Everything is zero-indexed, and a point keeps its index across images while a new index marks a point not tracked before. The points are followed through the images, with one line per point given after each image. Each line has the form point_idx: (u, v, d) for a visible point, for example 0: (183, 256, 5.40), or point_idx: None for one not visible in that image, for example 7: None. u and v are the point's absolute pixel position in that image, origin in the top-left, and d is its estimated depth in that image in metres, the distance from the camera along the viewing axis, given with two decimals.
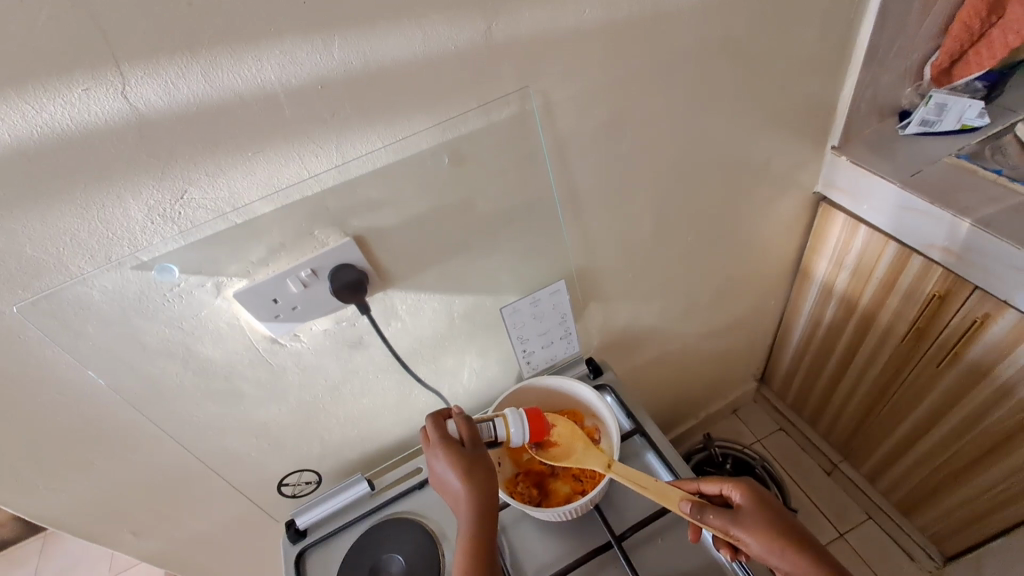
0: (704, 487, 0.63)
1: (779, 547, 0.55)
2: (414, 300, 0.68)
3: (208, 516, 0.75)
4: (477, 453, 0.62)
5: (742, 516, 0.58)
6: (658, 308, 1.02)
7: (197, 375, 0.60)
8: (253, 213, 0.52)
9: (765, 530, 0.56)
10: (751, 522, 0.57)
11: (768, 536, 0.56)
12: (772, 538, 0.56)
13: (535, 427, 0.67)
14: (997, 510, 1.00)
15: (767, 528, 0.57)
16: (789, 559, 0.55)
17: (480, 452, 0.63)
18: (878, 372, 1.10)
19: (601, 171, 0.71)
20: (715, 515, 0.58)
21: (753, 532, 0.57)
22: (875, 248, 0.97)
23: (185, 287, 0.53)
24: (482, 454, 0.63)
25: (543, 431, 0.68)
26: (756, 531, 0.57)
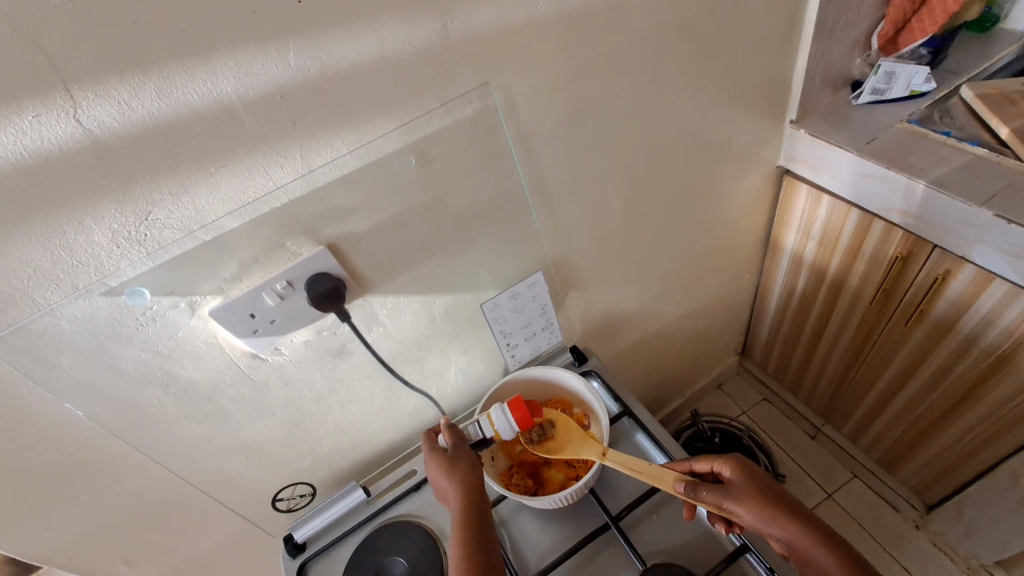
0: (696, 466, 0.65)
1: (772, 515, 0.57)
2: (394, 304, 0.68)
3: (203, 538, 0.74)
4: (458, 449, 0.66)
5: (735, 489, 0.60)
6: (637, 291, 1.03)
7: (177, 399, 0.59)
8: (221, 229, 0.51)
9: (757, 500, 0.58)
10: (743, 492, 0.59)
11: (759, 507, 0.58)
12: (764, 507, 0.58)
13: (517, 416, 0.67)
14: (969, 457, 1.05)
15: (758, 498, 0.58)
16: (782, 526, 0.56)
17: (461, 447, 0.66)
18: (851, 335, 1.14)
19: (569, 161, 0.72)
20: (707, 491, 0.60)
21: (746, 504, 0.58)
22: (839, 216, 1.00)
23: (158, 309, 0.52)
24: (464, 448, 0.66)
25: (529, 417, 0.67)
26: (747, 503, 0.59)
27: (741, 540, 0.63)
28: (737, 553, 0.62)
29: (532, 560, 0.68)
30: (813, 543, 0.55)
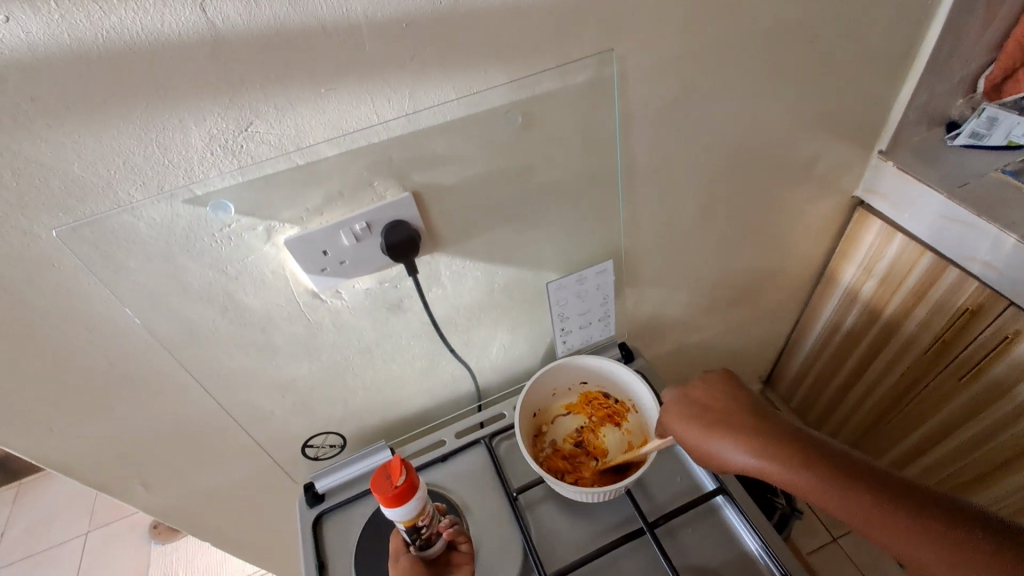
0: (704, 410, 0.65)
1: (844, 494, 0.52)
2: (458, 267, 0.65)
3: (223, 472, 0.73)
4: (395, 567, 0.61)
5: (793, 457, 0.56)
6: (688, 300, 1.00)
7: (232, 324, 0.57)
8: (316, 155, 0.49)
9: (823, 475, 0.53)
10: (804, 466, 0.55)
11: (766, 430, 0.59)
12: (831, 483, 0.53)
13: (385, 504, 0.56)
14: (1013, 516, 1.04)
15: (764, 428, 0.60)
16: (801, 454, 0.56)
17: (397, 561, 0.62)
18: (894, 381, 1.11)
19: (660, 151, 0.69)
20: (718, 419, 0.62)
21: (809, 477, 0.54)
22: (909, 257, 0.96)
23: (236, 229, 0.50)
24: (401, 564, 0.61)
25: (399, 500, 0.56)
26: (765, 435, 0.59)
27: (781, 570, 0.61)
28: None
29: (557, 552, 0.66)
30: (896, 527, 0.49)
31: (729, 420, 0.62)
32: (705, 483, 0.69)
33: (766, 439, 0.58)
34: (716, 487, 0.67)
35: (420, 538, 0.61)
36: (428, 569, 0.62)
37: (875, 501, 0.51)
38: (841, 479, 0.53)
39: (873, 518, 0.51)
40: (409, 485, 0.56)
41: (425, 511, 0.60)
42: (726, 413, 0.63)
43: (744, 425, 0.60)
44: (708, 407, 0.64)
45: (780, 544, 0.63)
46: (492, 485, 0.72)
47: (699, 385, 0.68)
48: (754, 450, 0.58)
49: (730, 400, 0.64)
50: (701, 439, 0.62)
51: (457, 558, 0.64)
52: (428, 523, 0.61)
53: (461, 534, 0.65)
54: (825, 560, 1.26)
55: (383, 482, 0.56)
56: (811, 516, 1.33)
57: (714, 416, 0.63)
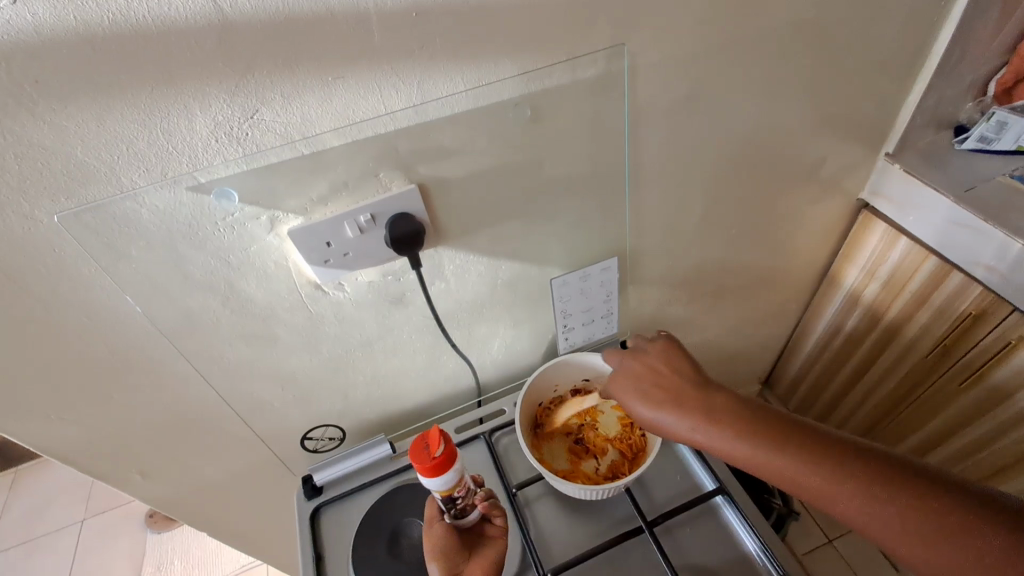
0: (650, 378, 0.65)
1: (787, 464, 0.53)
2: (462, 262, 0.65)
3: (221, 463, 0.72)
4: (428, 534, 0.61)
5: (737, 428, 0.56)
6: (690, 299, 1.00)
7: (233, 314, 0.56)
8: (322, 145, 0.48)
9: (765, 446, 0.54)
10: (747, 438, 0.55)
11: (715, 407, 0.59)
12: (786, 459, 0.53)
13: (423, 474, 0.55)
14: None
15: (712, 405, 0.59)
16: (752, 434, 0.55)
17: (431, 528, 0.61)
18: (893, 384, 1.11)
19: (668, 148, 0.68)
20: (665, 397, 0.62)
21: (751, 448, 0.55)
22: (913, 261, 0.95)
23: (240, 218, 0.49)
24: (434, 530, 0.61)
25: (437, 470, 0.55)
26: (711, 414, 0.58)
27: (779, 571, 0.61)
28: None
29: (555, 549, 0.66)
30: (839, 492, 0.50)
31: (677, 394, 0.62)
32: (705, 483, 0.69)
33: (712, 411, 0.59)
34: (715, 487, 0.67)
35: (454, 507, 0.61)
36: (461, 539, 0.61)
37: (815, 466, 0.52)
38: (782, 449, 0.53)
39: (815, 485, 0.51)
40: (448, 456, 0.55)
41: (462, 482, 0.60)
42: (674, 386, 0.62)
43: (692, 398, 0.61)
44: (657, 379, 0.64)
45: (779, 545, 0.62)
46: (491, 480, 0.72)
47: (645, 355, 0.68)
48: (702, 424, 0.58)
49: (676, 368, 0.64)
50: (654, 415, 0.62)
51: (491, 531, 0.63)
52: (463, 494, 0.61)
53: (495, 508, 0.64)
54: (819, 561, 1.26)
55: (422, 451, 0.55)
56: (806, 518, 1.33)
57: (660, 391, 0.63)
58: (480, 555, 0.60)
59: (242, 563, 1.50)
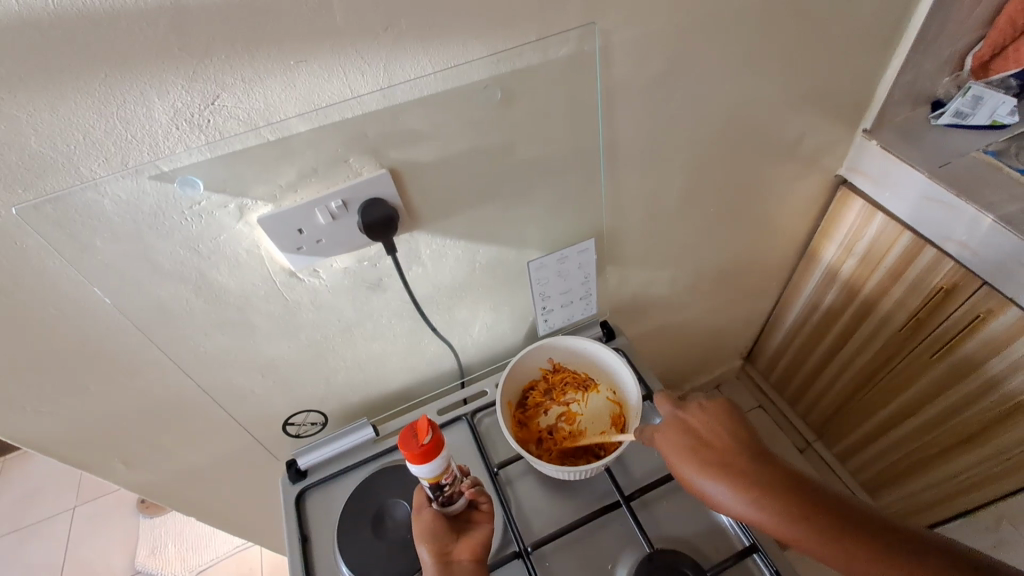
0: (681, 427, 0.62)
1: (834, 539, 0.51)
2: (439, 245, 0.64)
3: (206, 450, 0.73)
4: (417, 519, 0.61)
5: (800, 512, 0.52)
6: (671, 278, 1.00)
7: (207, 305, 0.56)
8: (289, 130, 0.48)
9: (810, 526, 0.52)
10: (808, 525, 0.52)
11: (749, 480, 0.55)
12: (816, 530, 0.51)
13: (415, 462, 0.56)
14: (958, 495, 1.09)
15: (750, 480, 0.55)
16: (784, 514, 0.52)
17: (419, 513, 0.62)
18: (868, 357, 1.14)
19: (643, 129, 0.68)
20: (696, 460, 0.58)
21: (789, 520, 0.52)
22: (888, 237, 0.97)
23: (207, 207, 0.49)
24: (422, 517, 0.61)
25: (427, 456, 0.55)
26: (743, 486, 0.55)
27: (750, 540, 0.63)
28: (744, 552, 0.62)
29: (536, 525, 0.68)
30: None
31: (733, 464, 0.57)
32: None
33: (756, 485, 0.54)
34: None
35: (442, 496, 0.61)
36: (450, 524, 0.62)
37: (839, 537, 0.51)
38: (822, 524, 0.52)
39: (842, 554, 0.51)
40: (435, 443, 0.55)
41: (449, 468, 0.60)
42: (725, 448, 0.58)
43: (730, 465, 0.56)
44: (704, 441, 0.60)
45: None
46: (473, 460, 0.73)
47: (687, 414, 0.63)
48: (764, 504, 0.53)
49: (729, 432, 0.60)
50: (704, 482, 0.57)
51: (477, 517, 0.64)
52: (451, 482, 0.61)
53: (482, 493, 0.65)
54: None
55: (411, 439, 0.55)
56: None
57: (716, 457, 0.57)
58: (468, 537, 0.61)
59: (236, 543, 1.52)
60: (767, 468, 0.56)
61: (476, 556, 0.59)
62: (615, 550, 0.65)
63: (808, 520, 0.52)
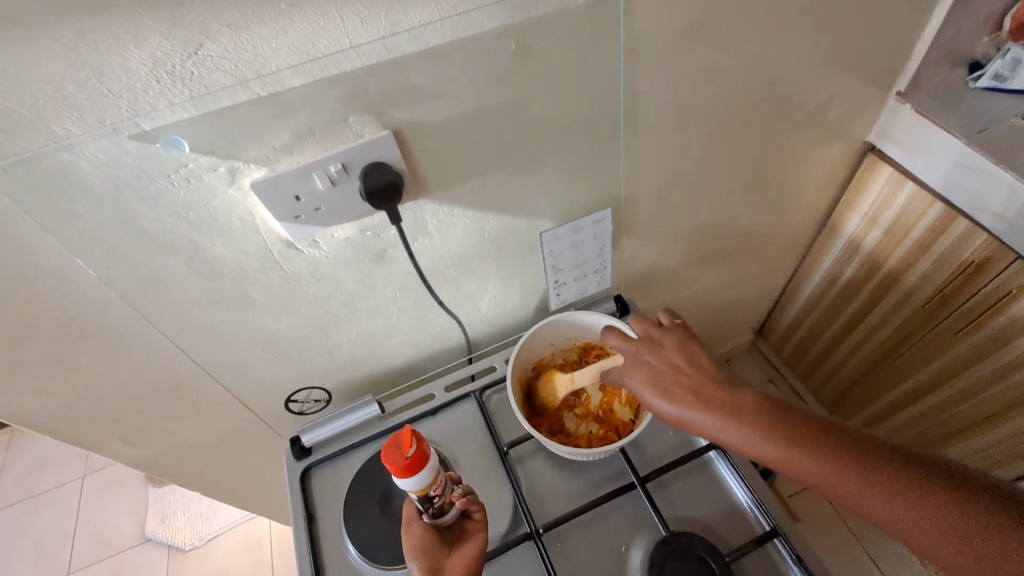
0: (640, 353, 0.61)
1: (795, 454, 0.49)
2: (447, 215, 0.61)
3: (208, 425, 0.71)
4: (408, 534, 0.59)
5: (774, 431, 0.50)
6: (687, 250, 0.96)
7: (201, 277, 0.53)
8: (282, 85, 0.43)
9: (762, 439, 0.50)
10: (772, 437, 0.50)
11: (701, 402, 0.54)
12: (775, 445, 0.50)
13: (401, 476, 0.55)
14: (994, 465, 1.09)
15: (701, 401, 0.54)
16: (740, 432, 0.51)
17: (410, 528, 0.59)
18: (887, 333, 1.10)
19: (665, 89, 0.63)
20: (648, 383, 0.58)
21: (750, 434, 0.51)
22: (917, 208, 0.92)
23: (195, 170, 0.45)
24: (412, 530, 0.59)
25: (412, 469, 0.54)
26: (700, 408, 0.54)
27: (771, 525, 0.61)
28: (766, 537, 0.60)
29: (548, 504, 0.66)
30: (868, 488, 0.45)
31: (698, 389, 0.55)
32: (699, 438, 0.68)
33: (711, 406, 0.54)
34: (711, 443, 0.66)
35: (432, 507, 0.59)
36: (443, 536, 0.59)
37: (799, 448, 0.49)
38: (781, 439, 0.49)
39: (801, 466, 0.48)
40: (420, 454, 0.54)
41: (438, 479, 0.59)
42: (688, 375, 0.57)
43: (685, 390, 0.56)
44: (665, 368, 0.58)
45: (770, 497, 0.63)
46: (482, 438, 0.71)
47: (654, 341, 0.61)
48: (723, 422, 0.53)
49: (693, 360, 0.58)
50: (662, 404, 0.57)
51: (471, 527, 0.61)
52: (440, 492, 0.59)
53: (475, 502, 0.62)
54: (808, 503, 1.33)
55: (395, 451, 0.54)
56: None
57: (682, 381, 0.57)
58: (462, 549, 0.58)
59: (245, 513, 1.53)
60: (732, 392, 0.54)
61: (469, 568, 0.56)
62: (628, 533, 0.63)
63: (783, 439, 0.49)
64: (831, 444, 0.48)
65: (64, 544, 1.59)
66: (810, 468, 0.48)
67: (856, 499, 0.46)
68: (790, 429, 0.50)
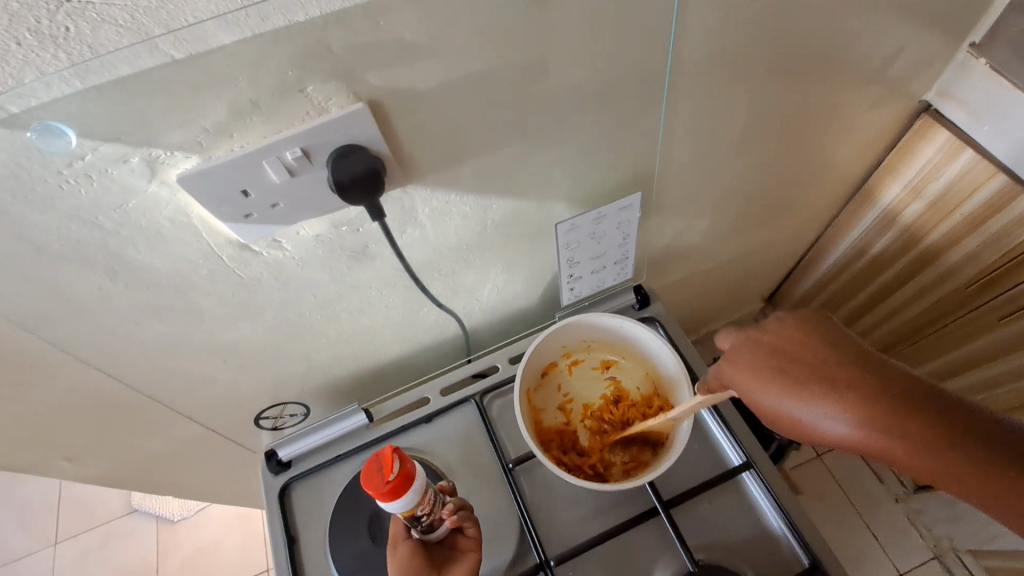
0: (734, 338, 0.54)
1: (919, 445, 0.42)
2: (442, 203, 0.49)
3: (169, 437, 0.62)
4: (393, 557, 0.52)
5: (893, 423, 0.43)
6: (711, 225, 0.85)
7: (130, 290, 0.42)
8: (207, 42, 0.31)
9: (881, 430, 0.43)
10: (893, 430, 0.43)
11: (808, 387, 0.47)
12: (893, 438, 0.43)
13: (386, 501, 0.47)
14: None
15: (810, 386, 0.47)
16: (849, 422, 0.44)
17: (394, 550, 0.53)
18: (919, 311, 1.01)
19: (713, 40, 0.50)
20: (737, 367, 0.52)
21: (860, 428, 0.44)
22: (975, 180, 0.78)
23: (97, 162, 0.33)
24: (399, 552, 0.52)
25: (397, 492, 0.47)
26: (805, 395, 0.47)
27: (810, 559, 0.54)
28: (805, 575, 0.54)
29: (558, 528, 0.59)
30: (1015, 486, 0.39)
31: (805, 373, 0.48)
32: (732, 457, 0.60)
33: (818, 392, 0.46)
34: (745, 464, 0.59)
35: (421, 525, 0.52)
36: (431, 557, 0.53)
37: (925, 443, 0.42)
38: (903, 429, 0.43)
39: (923, 460, 0.42)
40: (403, 476, 0.47)
41: (426, 496, 0.51)
42: (793, 359, 0.50)
43: (789, 373, 0.49)
44: (771, 351, 0.51)
45: (808, 522, 0.56)
46: (483, 450, 0.63)
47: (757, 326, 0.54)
48: (830, 412, 0.45)
49: (797, 340, 0.51)
50: (759, 393, 0.50)
51: (464, 544, 0.54)
52: (430, 510, 0.52)
53: (469, 518, 0.55)
54: (811, 478, 1.27)
55: (376, 471, 0.47)
56: None
57: (783, 366, 0.49)
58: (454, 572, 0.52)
59: None
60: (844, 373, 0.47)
61: None
62: (649, 563, 0.56)
63: (907, 433, 0.42)
64: (965, 437, 0.42)
65: (50, 515, 1.55)
66: (932, 462, 0.42)
67: (990, 498, 0.40)
68: (936, 422, 0.42)
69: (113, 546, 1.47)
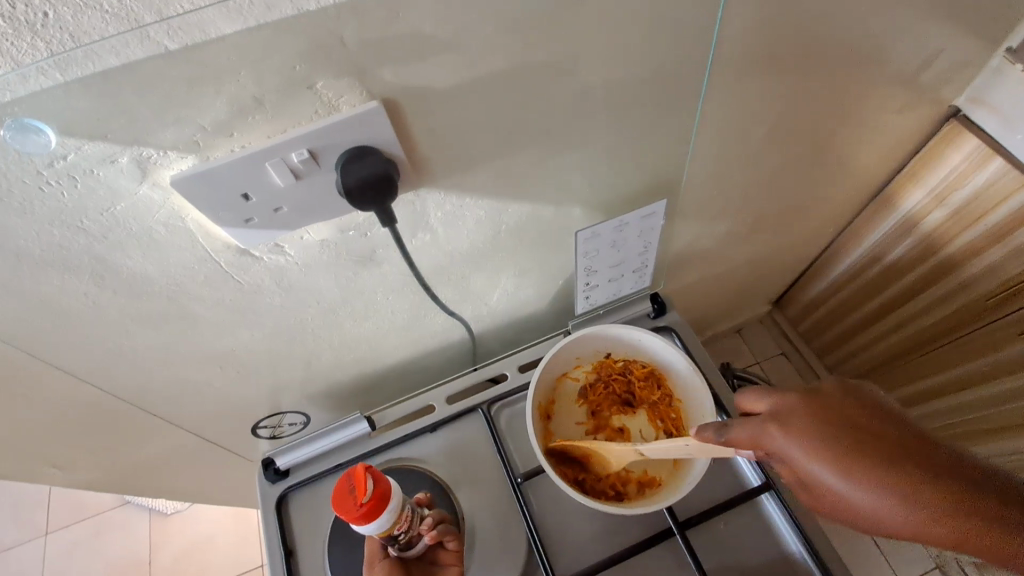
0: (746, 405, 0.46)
1: (989, 532, 0.35)
2: (455, 206, 0.46)
3: (161, 443, 0.59)
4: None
5: (953, 504, 0.36)
6: (728, 229, 0.82)
7: (119, 297, 0.39)
8: (205, 30, 0.27)
9: (939, 515, 0.36)
10: (954, 516, 0.35)
11: (849, 463, 0.39)
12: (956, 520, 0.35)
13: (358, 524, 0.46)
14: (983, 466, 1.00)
15: (850, 461, 0.39)
16: (903, 508, 0.36)
17: (371, 569, 0.52)
18: (928, 323, 0.96)
19: (748, 39, 0.46)
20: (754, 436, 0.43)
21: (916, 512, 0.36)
22: (1003, 190, 0.73)
23: (81, 162, 0.30)
24: (378, 571, 0.52)
25: (369, 514, 0.46)
26: (850, 472, 0.38)
27: None
28: None
29: (568, 545, 0.56)
30: None
31: (840, 447, 0.40)
32: (751, 476, 0.58)
33: (865, 471, 0.38)
34: (764, 485, 0.56)
35: (400, 543, 0.52)
36: (410, 572, 0.53)
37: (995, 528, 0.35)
38: (965, 512, 0.35)
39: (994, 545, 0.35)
40: (377, 497, 0.46)
41: (403, 515, 0.51)
42: (821, 428, 0.41)
43: (824, 447, 0.40)
44: (791, 417, 0.42)
45: (830, 547, 0.54)
46: (490, 462, 0.61)
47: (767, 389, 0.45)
48: (882, 496, 0.37)
49: (820, 405, 0.42)
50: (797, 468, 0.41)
51: (444, 557, 0.55)
52: (408, 528, 0.51)
53: (448, 532, 0.55)
54: None
55: (347, 495, 0.46)
56: None
57: (812, 437, 0.41)
58: None
59: None
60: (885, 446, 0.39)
61: None
62: None
63: (971, 515, 0.35)
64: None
65: (40, 505, 1.53)
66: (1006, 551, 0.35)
67: None
68: (1000, 502, 0.35)
69: (105, 538, 1.46)
